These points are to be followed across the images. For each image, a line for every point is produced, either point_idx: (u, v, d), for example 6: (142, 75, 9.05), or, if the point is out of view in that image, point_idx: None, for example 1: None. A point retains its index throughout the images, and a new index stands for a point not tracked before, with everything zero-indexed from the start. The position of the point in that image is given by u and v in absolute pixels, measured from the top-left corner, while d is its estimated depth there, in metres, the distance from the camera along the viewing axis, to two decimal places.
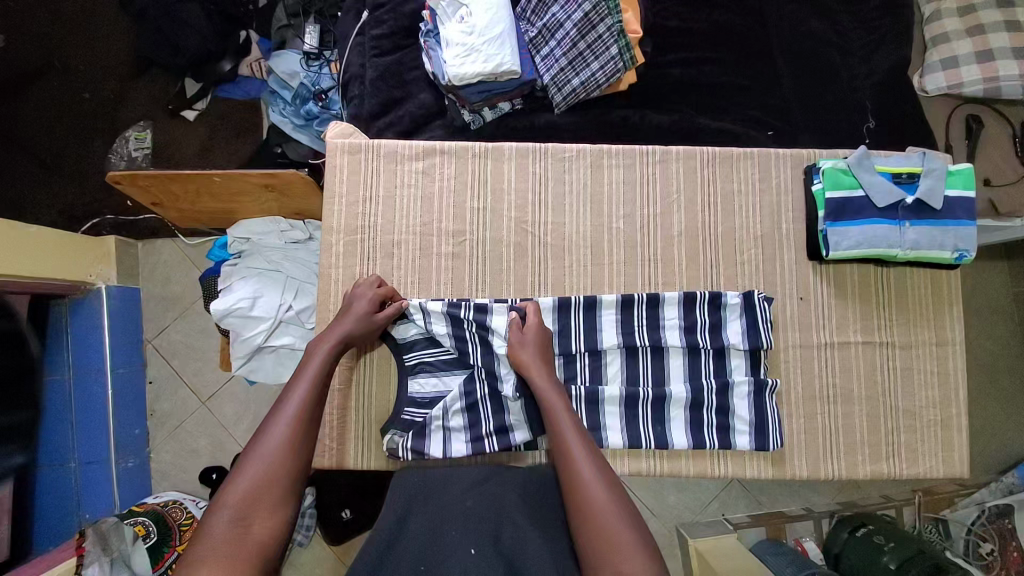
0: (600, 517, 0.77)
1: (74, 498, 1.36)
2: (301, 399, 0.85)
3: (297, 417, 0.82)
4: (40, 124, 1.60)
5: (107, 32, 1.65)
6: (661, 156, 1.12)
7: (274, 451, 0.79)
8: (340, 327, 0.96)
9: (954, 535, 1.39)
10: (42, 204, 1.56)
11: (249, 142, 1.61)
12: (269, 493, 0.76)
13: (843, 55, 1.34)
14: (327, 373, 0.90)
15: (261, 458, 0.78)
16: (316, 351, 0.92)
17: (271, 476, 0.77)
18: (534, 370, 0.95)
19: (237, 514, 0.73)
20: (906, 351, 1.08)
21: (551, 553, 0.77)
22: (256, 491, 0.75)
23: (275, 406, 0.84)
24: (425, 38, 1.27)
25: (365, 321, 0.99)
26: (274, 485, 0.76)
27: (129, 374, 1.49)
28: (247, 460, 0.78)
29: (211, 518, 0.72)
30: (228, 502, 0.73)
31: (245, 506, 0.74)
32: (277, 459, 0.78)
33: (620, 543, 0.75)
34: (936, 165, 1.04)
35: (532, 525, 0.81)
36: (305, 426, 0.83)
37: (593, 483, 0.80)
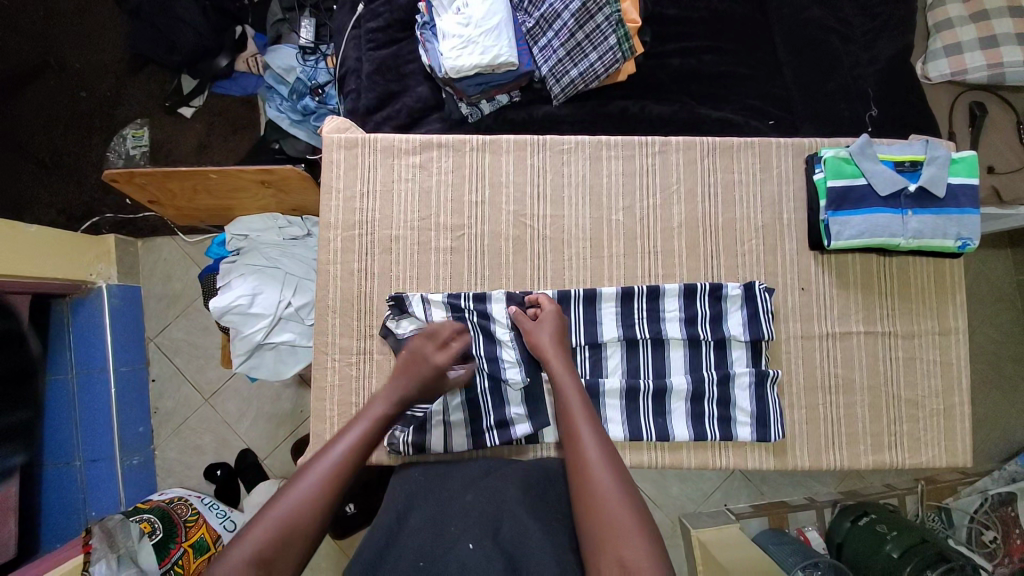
0: (607, 508, 0.77)
1: (79, 495, 1.37)
2: (347, 452, 0.83)
3: (341, 465, 0.82)
4: (37, 123, 1.59)
5: (102, 29, 1.64)
6: (661, 147, 1.11)
7: (310, 498, 0.78)
8: (401, 381, 0.94)
9: (957, 522, 1.40)
10: (41, 204, 1.56)
11: (246, 139, 1.61)
12: (294, 540, 0.75)
13: (844, 42, 1.32)
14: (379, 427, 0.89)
15: (295, 500, 0.77)
16: (373, 405, 0.91)
17: (300, 522, 0.76)
18: (550, 353, 0.97)
19: (260, 552, 0.72)
20: (909, 340, 1.08)
21: (554, 553, 0.75)
22: (283, 533, 0.74)
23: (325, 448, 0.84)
24: (421, 31, 1.26)
25: (425, 377, 0.96)
26: (300, 533, 0.75)
27: (131, 372, 1.49)
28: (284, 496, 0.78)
29: (235, 549, 0.72)
30: (255, 537, 0.73)
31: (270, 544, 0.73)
32: (310, 507, 0.77)
33: (627, 534, 0.74)
34: (939, 153, 1.03)
35: (531, 519, 0.81)
36: (345, 475, 0.82)
37: (603, 476, 0.81)
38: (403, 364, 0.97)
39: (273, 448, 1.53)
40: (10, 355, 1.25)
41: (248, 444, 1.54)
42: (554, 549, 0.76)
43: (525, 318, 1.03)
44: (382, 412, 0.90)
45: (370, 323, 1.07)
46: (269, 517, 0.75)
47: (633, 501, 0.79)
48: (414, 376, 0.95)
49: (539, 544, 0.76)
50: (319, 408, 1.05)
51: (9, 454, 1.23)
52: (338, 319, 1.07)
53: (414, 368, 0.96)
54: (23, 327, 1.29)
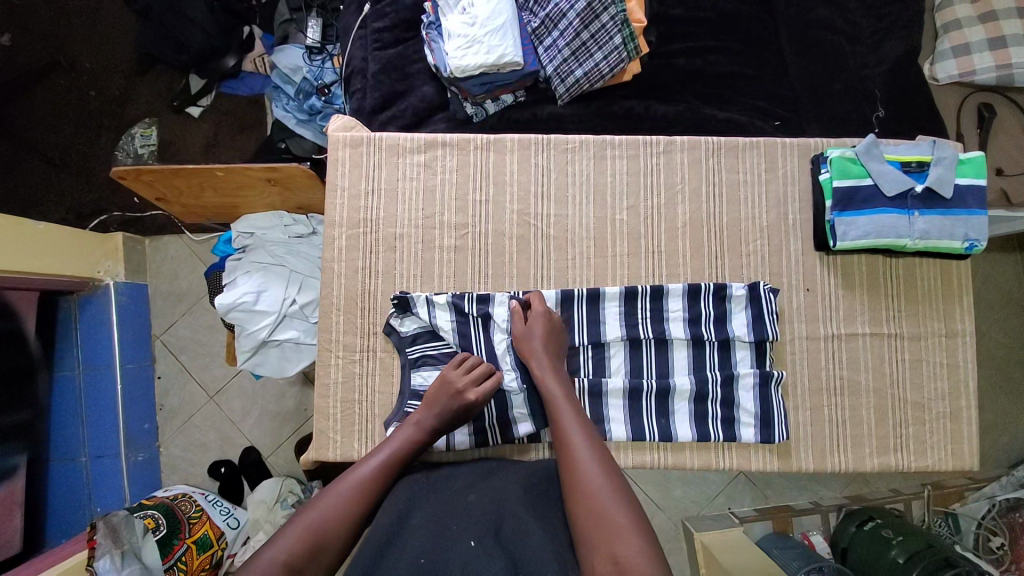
0: (601, 508, 0.77)
1: (85, 491, 1.38)
2: (374, 470, 0.87)
3: (369, 484, 0.86)
4: (47, 122, 1.61)
5: (112, 28, 1.66)
6: (666, 146, 1.11)
7: (338, 511, 0.81)
8: (432, 411, 0.95)
9: (964, 527, 1.39)
10: (50, 202, 1.58)
11: (253, 138, 1.62)
12: (322, 553, 0.77)
13: (852, 42, 1.31)
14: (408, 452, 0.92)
15: (324, 512, 0.80)
16: (402, 427, 0.94)
17: (328, 533, 0.78)
18: (534, 361, 0.97)
19: (290, 559, 0.74)
20: (915, 342, 1.07)
21: (553, 545, 0.76)
22: (311, 542, 0.76)
23: (355, 466, 0.88)
24: (426, 30, 1.26)
25: (456, 407, 0.96)
26: (327, 544, 0.77)
27: (137, 369, 1.50)
28: (315, 508, 0.80)
29: (266, 554, 0.74)
30: (285, 544, 0.75)
31: (299, 553, 0.75)
32: (337, 519, 0.80)
33: (621, 531, 0.74)
34: (946, 154, 1.02)
35: (533, 518, 0.81)
36: (371, 494, 0.85)
37: (594, 477, 0.81)
38: (433, 392, 0.97)
39: (276, 446, 1.54)
40: (12, 356, 1.26)
41: (252, 441, 1.54)
42: (553, 545, 0.76)
43: (520, 317, 1.03)
44: (413, 437, 0.93)
45: (374, 321, 1.08)
46: (297, 527, 0.78)
47: (624, 499, 0.79)
48: (445, 405, 0.95)
49: (537, 541, 0.76)
50: (323, 404, 1.06)
51: (9, 453, 1.24)
52: (342, 317, 1.08)
53: (444, 397, 0.96)
54: (26, 328, 1.30)
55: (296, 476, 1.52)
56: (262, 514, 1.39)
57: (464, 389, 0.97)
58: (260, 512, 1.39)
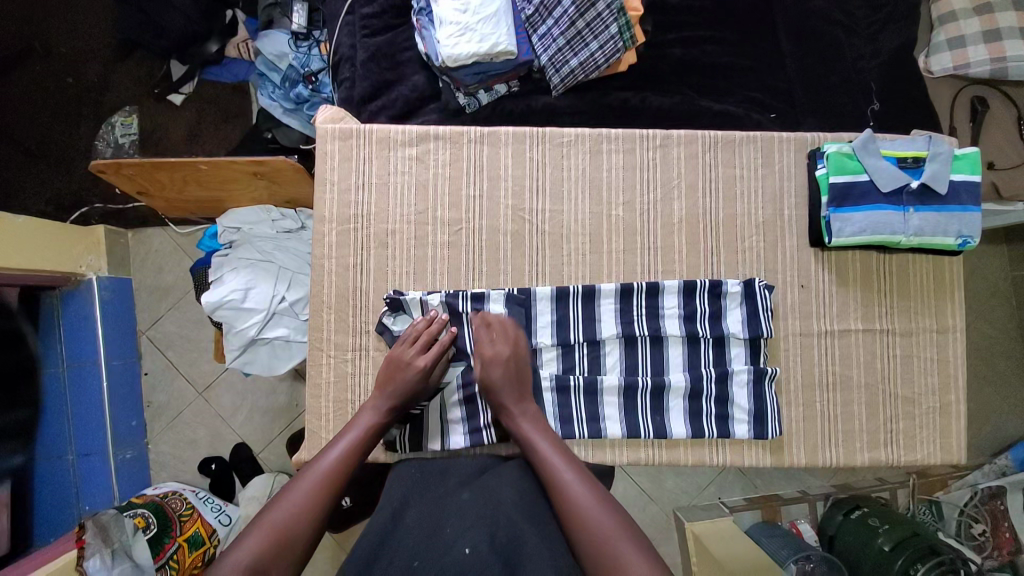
0: (585, 511, 0.78)
1: (73, 488, 1.36)
2: (338, 459, 0.85)
3: (335, 469, 0.84)
4: (21, 109, 1.55)
5: (89, 12, 1.59)
6: (663, 141, 1.09)
7: (302, 505, 0.78)
8: (388, 392, 0.95)
9: (946, 515, 1.43)
10: (28, 194, 1.52)
11: (237, 128, 1.58)
12: (289, 547, 0.74)
13: (849, 34, 1.30)
14: (372, 433, 0.91)
15: (287, 509, 0.77)
16: (363, 415, 0.92)
17: (295, 527, 0.76)
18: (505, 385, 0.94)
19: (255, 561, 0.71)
20: (908, 338, 1.07)
21: (550, 552, 0.76)
22: (275, 542, 0.74)
23: (320, 454, 0.86)
24: (417, 17, 1.23)
25: (414, 386, 0.96)
26: (292, 541, 0.75)
27: (123, 366, 1.47)
28: (280, 501, 0.78)
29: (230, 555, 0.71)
30: (250, 546, 0.72)
31: (266, 550, 0.73)
32: (302, 514, 0.77)
33: (606, 534, 0.76)
34: (942, 149, 1.02)
35: (528, 522, 0.80)
36: (339, 477, 0.83)
37: (572, 482, 0.82)
38: (387, 372, 0.97)
39: (268, 442, 1.52)
40: (9, 355, 1.28)
41: (243, 437, 1.52)
42: (549, 549, 0.75)
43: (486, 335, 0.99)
44: (375, 420, 0.93)
45: (366, 319, 1.06)
46: (258, 529, 0.75)
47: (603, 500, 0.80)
48: (403, 381, 0.96)
49: (534, 547, 0.75)
50: (315, 404, 1.04)
51: (9, 454, 1.26)
52: (333, 314, 1.06)
53: (400, 378, 0.96)
54: (25, 329, 1.32)
55: (288, 472, 1.51)
56: (254, 510, 1.38)
57: (419, 369, 0.96)
58: (253, 507, 1.39)
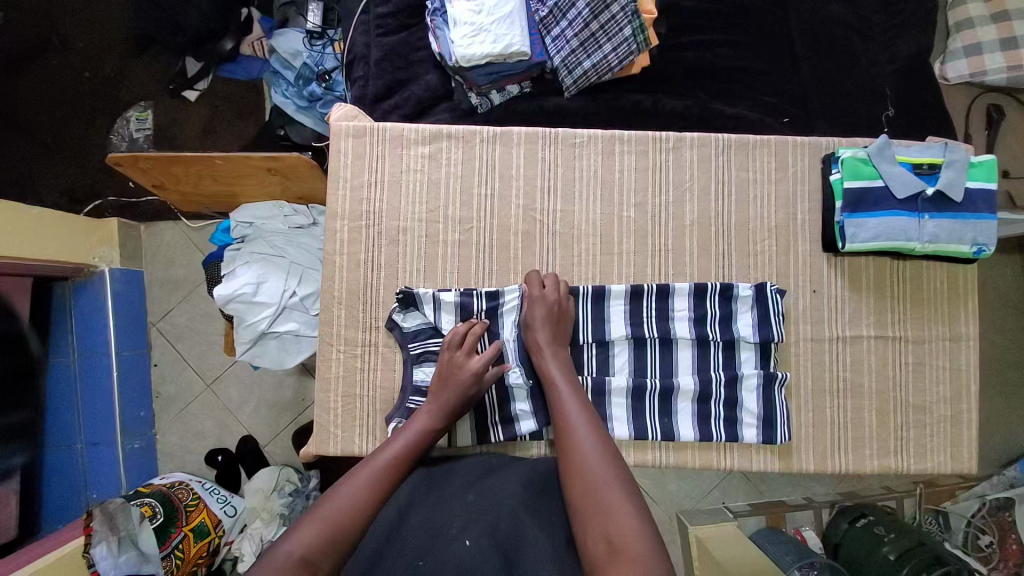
0: (597, 485, 0.78)
1: (80, 477, 1.38)
2: (391, 460, 0.86)
3: (386, 470, 0.84)
4: (39, 103, 1.57)
5: (107, 8, 1.61)
6: (675, 143, 1.09)
7: (354, 502, 0.78)
8: (444, 397, 0.95)
9: (954, 525, 1.41)
10: (44, 186, 1.54)
11: (251, 124, 1.59)
12: (340, 542, 0.73)
13: (863, 40, 1.30)
14: (424, 439, 0.91)
15: (340, 504, 0.77)
16: (416, 419, 0.93)
17: (346, 524, 0.75)
18: (546, 349, 0.97)
19: (308, 550, 0.71)
20: (918, 346, 1.07)
21: (552, 548, 0.76)
22: (328, 536, 0.73)
23: (373, 455, 0.87)
24: (431, 17, 1.24)
25: (468, 392, 0.95)
26: (344, 537, 0.74)
27: (133, 357, 1.49)
28: (333, 495, 0.79)
29: (283, 544, 0.71)
30: (303, 535, 0.72)
31: (318, 541, 0.72)
32: (354, 511, 0.77)
33: (613, 510, 0.75)
34: (958, 157, 1.01)
35: (531, 519, 0.80)
36: (390, 479, 0.84)
37: (590, 458, 0.82)
38: (442, 376, 0.97)
39: (274, 435, 1.53)
40: (13, 356, 1.24)
41: (250, 431, 1.53)
42: (555, 552, 0.75)
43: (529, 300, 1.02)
44: (430, 425, 0.92)
45: (376, 315, 1.06)
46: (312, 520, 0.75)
47: (620, 482, 0.79)
48: (458, 386, 0.95)
49: (538, 545, 0.75)
50: (323, 399, 1.05)
51: (10, 454, 1.22)
52: (343, 310, 1.06)
53: (455, 383, 0.95)
54: (29, 330, 1.28)
55: (294, 466, 1.51)
56: (259, 503, 1.38)
57: (474, 374, 0.96)
58: (258, 500, 1.38)
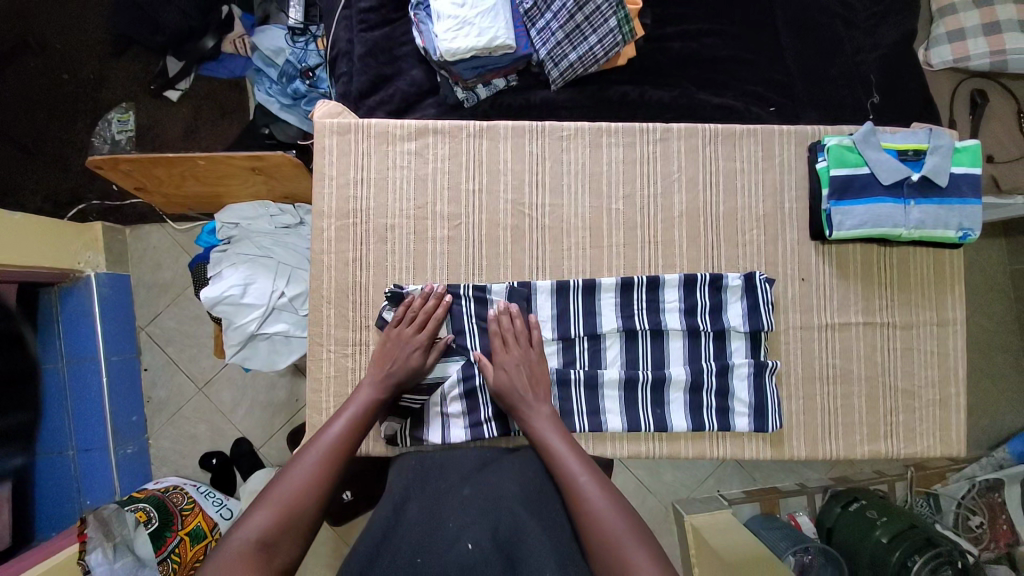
0: (599, 513, 0.80)
1: (73, 484, 1.37)
2: (340, 436, 0.86)
3: (335, 446, 0.85)
4: (17, 105, 1.54)
5: (84, 7, 1.58)
6: (663, 134, 1.08)
7: (306, 484, 0.80)
8: (388, 369, 0.96)
9: (945, 507, 1.44)
10: (25, 191, 1.51)
11: (235, 124, 1.57)
12: (295, 526, 0.76)
13: (847, 27, 1.30)
14: (372, 410, 0.92)
15: (292, 487, 0.79)
16: (361, 391, 0.94)
17: (300, 506, 0.78)
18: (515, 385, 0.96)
19: (263, 537, 0.73)
20: (906, 331, 1.08)
21: (552, 546, 0.76)
22: (283, 520, 0.76)
23: (320, 431, 0.88)
24: (414, 11, 1.22)
25: (412, 366, 0.97)
26: (298, 519, 0.77)
27: (122, 362, 1.47)
28: (282, 479, 0.80)
29: (237, 533, 0.73)
30: (256, 523, 0.74)
31: (272, 527, 0.74)
32: (306, 493, 0.79)
33: (616, 535, 0.78)
34: (942, 142, 1.01)
35: (532, 517, 0.80)
36: (340, 454, 0.85)
37: (582, 478, 0.84)
38: (387, 349, 0.98)
39: (269, 437, 1.52)
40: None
41: (244, 433, 1.52)
42: (555, 550, 0.75)
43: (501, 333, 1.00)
44: (375, 395, 0.94)
45: (366, 314, 1.05)
46: (265, 507, 0.76)
47: (612, 498, 0.82)
48: (401, 359, 0.97)
49: (537, 544, 0.75)
50: (315, 399, 1.04)
51: (9, 455, 1.26)
52: (333, 309, 1.05)
53: (399, 357, 0.97)
54: (26, 330, 1.32)
55: None
56: None
57: (418, 348, 0.98)
58: None
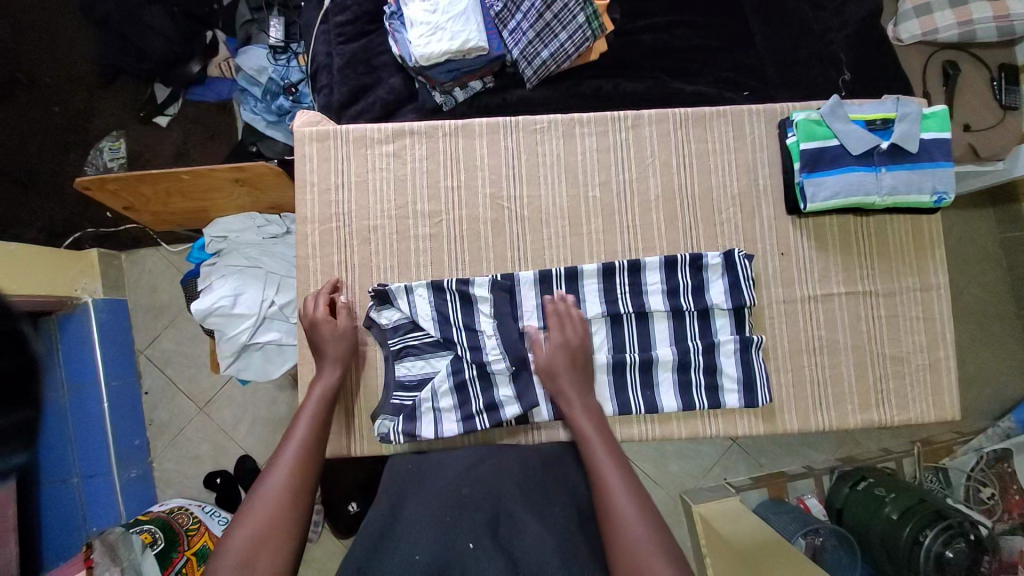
0: (613, 494, 0.80)
1: (79, 511, 1.35)
2: (304, 440, 0.87)
3: (302, 452, 0.85)
4: (11, 140, 1.57)
5: (71, 41, 1.62)
6: (635, 121, 1.10)
7: (280, 494, 0.79)
8: (326, 362, 0.98)
9: (954, 481, 1.41)
10: (21, 222, 1.54)
11: (222, 144, 1.60)
12: (279, 534, 0.75)
13: (814, 8, 1.32)
14: (326, 407, 0.93)
15: (268, 500, 0.78)
16: (312, 394, 0.94)
17: (280, 516, 0.77)
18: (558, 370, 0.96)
19: (245, 554, 0.72)
20: (889, 298, 1.08)
21: (550, 535, 0.76)
22: (264, 534, 0.74)
23: (281, 443, 0.87)
24: (389, 20, 1.26)
25: (347, 351, 0.99)
26: (281, 528, 0.76)
27: (123, 386, 1.48)
28: (256, 496, 0.79)
29: (220, 561, 0.71)
30: (237, 544, 0.73)
31: (253, 543, 0.73)
32: (283, 501, 0.79)
33: (629, 521, 0.77)
34: (910, 111, 1.03)
35: (527, 510, 0.80)
36: (308, 457, 0.85)
37: (601, 457, 0.85)
38: (320, 343, 1.00)
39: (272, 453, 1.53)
40: None
41: (246, 449, 1.53)
42: (553, 540, 0.75)
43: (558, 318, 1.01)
44: (324, 392, 0.94)
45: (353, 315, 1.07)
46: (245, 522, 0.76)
47: (628, 481, 0.82)
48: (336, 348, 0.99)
49: (534, 534, 0.75)
50: None
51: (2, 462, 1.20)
52: None
53: (335, 343, 0.99)
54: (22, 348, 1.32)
55: None
56: None
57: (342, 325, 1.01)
58: None
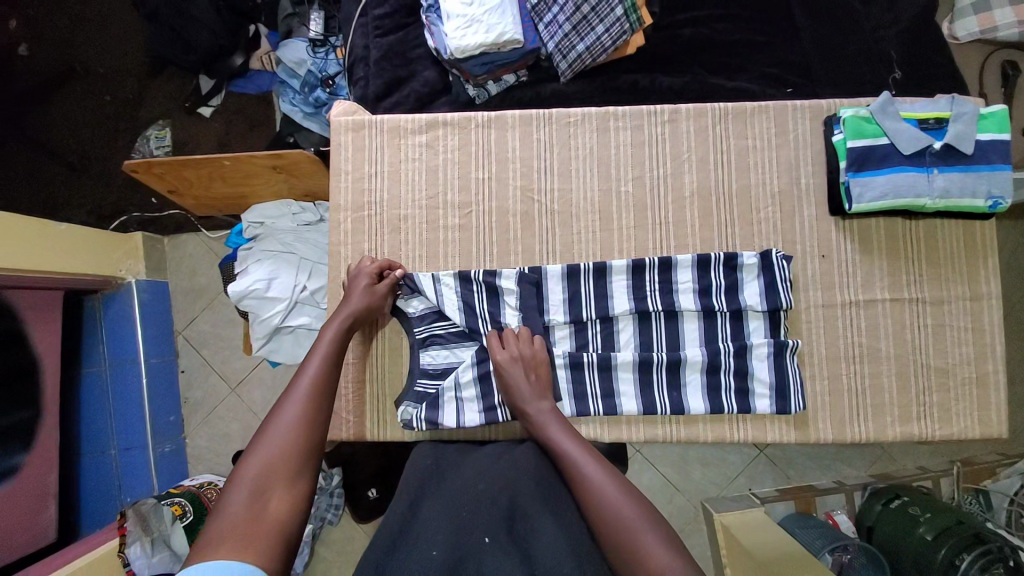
0: (606, 498, 0.77)
1: (114, 482, 1.42)
2: (314, 381, 0.85)
3: (311, 393, 0.84)
4: (67, 127, 1.66)
5: (125, 33, 1.70)
6: (671, 116, 1.08)
7: (288, 434, 0.78)
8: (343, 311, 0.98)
9: (996, 505, 1.34)
10: (73, 204, 1.62)
11: (262, 135, 1.65)
12: (287, 472, 0.75)
13: (864, 4, 1.27)
14: (338, 350, 0.92)
15: (277, 441, 0.77)
16: (324, 337, 0.93)
17: (290, 454, 0.77)
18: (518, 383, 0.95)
19: (254, 489, 0.72)
20: (937, 306, 1.03)
21: (565, 535, 0.73)
22: (272, 472, 0.74)
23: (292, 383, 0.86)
24: (425, 14, 1.27)
25: (369, 302, 1.00)
26: (290, 467, 0.75)
27: (161, 364, 1.54)
28: (265, 435, 0.78)
29: (229, 497, 0.71)
30: (246, 480, 0.72)
31: (262, 480, 0.73)
32: (292, 441, 0.78)
33: (630, 522, 0.75)
34: (966, 109, 0.97)
35: (544, 509, 0.78)
36: (318, 398, 0.84)
37: (587, 464, 0.82)
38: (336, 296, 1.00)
39: None
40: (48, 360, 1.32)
41: None
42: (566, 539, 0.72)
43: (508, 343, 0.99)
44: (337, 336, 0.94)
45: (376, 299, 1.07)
46: (259, 455, 0.76)
47: (618, 482, 0.80)
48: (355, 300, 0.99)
49: (550, 534, 0.72)
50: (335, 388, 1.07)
51: (11, 452, 1.18)
52: None
53: (354, 296, 0.99)
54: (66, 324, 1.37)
55: None
56: None
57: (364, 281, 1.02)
58: None
